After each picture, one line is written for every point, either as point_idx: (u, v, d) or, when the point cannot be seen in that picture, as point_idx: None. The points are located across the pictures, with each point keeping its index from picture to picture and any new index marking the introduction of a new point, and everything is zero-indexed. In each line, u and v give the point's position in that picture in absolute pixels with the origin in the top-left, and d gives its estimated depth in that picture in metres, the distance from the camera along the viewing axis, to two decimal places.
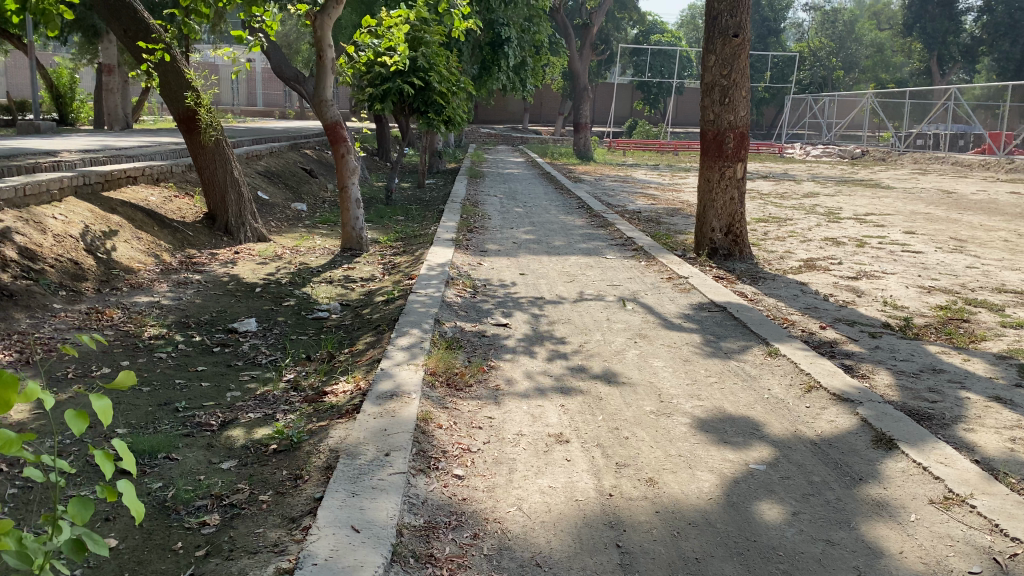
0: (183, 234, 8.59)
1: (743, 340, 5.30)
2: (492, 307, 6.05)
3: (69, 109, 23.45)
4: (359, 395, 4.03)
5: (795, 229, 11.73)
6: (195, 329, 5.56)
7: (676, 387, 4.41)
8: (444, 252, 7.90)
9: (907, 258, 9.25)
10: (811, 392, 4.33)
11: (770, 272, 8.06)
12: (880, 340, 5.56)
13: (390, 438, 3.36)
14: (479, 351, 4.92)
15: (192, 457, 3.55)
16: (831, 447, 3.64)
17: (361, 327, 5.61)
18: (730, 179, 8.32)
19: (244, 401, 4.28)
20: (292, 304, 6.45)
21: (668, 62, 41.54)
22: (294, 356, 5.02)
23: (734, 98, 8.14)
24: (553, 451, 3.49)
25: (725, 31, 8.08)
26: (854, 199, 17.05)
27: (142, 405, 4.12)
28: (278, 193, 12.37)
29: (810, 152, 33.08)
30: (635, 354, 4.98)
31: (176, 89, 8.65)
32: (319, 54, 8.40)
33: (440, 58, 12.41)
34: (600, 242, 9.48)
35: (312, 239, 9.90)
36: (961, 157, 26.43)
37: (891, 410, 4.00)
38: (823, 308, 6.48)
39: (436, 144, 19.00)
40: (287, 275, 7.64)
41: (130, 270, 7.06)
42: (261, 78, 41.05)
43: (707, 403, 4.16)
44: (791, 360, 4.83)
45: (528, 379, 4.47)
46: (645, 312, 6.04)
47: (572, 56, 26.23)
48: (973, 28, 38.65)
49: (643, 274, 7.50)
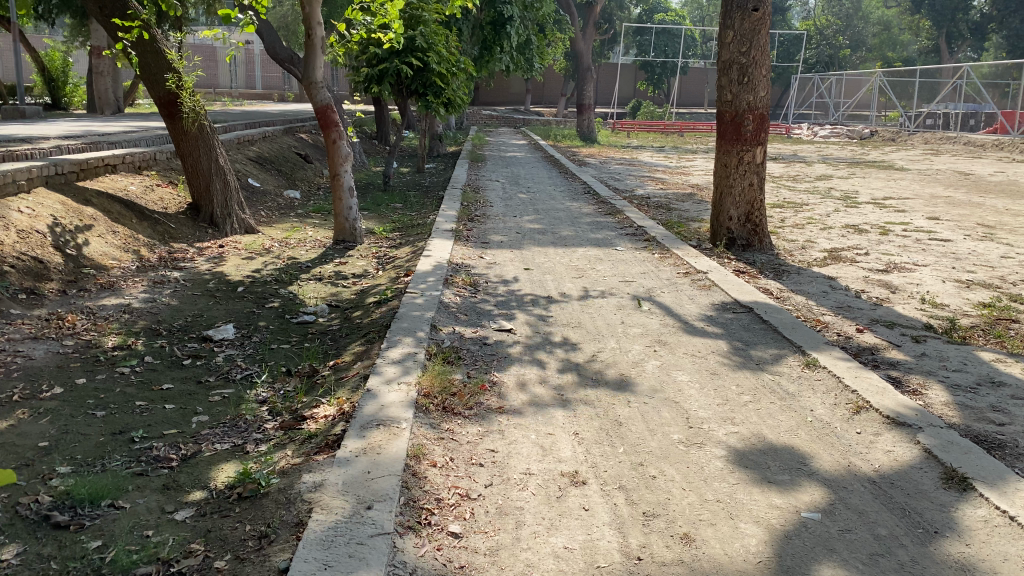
0: (164, 227, 8.03)
1: (776, 348, 4.75)
2: (494, 308, 5.49)
3: (61, 93, 22.76)
4: (342, 422, 3.50)
5: (812, 215, 11.17)
6: (165, 337, 5.01)
7: (705, 408, 3.84)
8: (443, 246, 7.33)
9: (937, 247, 8.68)
10: (859, 413, 3.78)
11: (794, 264, 7.49)
12: (925, 346, 5.00)
13: (373, 485, 2.83)
14: (480, 364, 4.36)
15: (145, 504, 3.01)
16: (894, 487, 3.09)
17: (349, 334, 5.06)
18: (748, 164, 7.74)
19: (211, 427, 3.73)
20: (276, 306, 5.89)
21: (673, 42, 40.72)
22: (272, 371, 4.47)
23: (753, 77, 7.54)
24: (567, 496, 2.96)
25: (744, 5, 7.47)
26: (868, 182, 16.49)
27: (93, 435, 3.58)
28: (270, 180, 11.82)
29: (817, 133, 32.40)
30: (655, 366, 4.42)
31: (156, 71, 8.04)
32: (308, 32, 7.79)
33: (439, 37, 11.81)
34: (609, 232, 8.93)
35: (302, 231, 9.31)
36: (973, 137, 25.71)
37: (957, 437, 3.46)
38: (856, 308, 5.91)
39: (436, 127, 18.40)
40: (274, 271, 7.08)
41: (102, 268, 6.50)
42: (260, 60, 40.30)
43: (743, 429, 3.61)
44: (832, 374, 4.27)
45: (534, 397, 3.91)
46: (663, 313, 5.49)
47: (576, 35, 25.52)
48: (982, 5, 37.81)
49: (658, 269, 6.94)
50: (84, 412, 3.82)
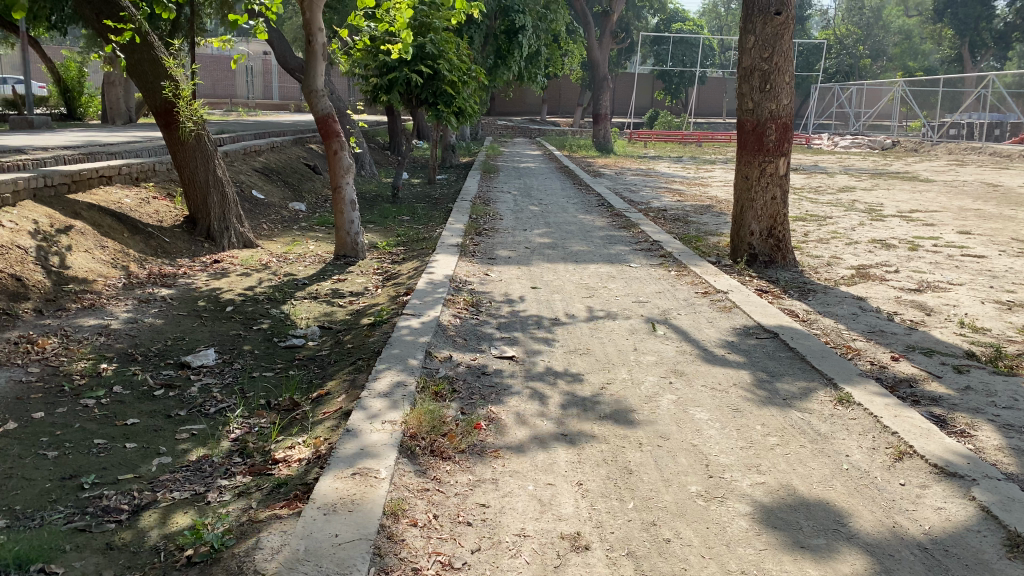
0: (157, 241, 7.70)
1: (804, 381, 4.30)
2: (495, 332, 5.07)
3: (77, 104, 22.63)
4: (315, 466, 3.10)
5: (836, 228, 10.71)
6: (139, 363, 4.65)
7: (727, 453, 3.41)
8: (447, 262, 6.96)
9: (971, 264, 8.18)
10: (902, 461, 3.33)
11: (819, 282, 7.04)
12: (969, 377, 4.53)
13: (339, 554, 2.42)
14: (477, 396, 3.94)
15: (81, 568, 2.63)
16: (950, 555, 2.65)
17: (337, 361, 4.66)
18: (771, 176, 7.30)
19: (172, 472, 3.34)
20: (265, 329, 5.52)
21: (691, 51, 40.31)
22: (249, 404, 4.08)
23: (776, 84, 7.11)
24: (566, 566, 2.54)
25: (766, 9, 7.06)
26: (893, 194, 15.95)
27: (39, 481, 3.20)
28: (275, 192, 11.50)
29: (838, 143, 31.76)
30: (670, 401, 3.99)
31: (152, 79, 7.72)
32: (308, 38, 7.46)
33: (450, 45, 11.49)
34: (623, 247, 8.51)
35: (303, 245, 8.97)
36: (999, 148, 25.02)
37: (1018, 492, 3.01)
38: (890, 332, 5.45)
39: (449, 138, 18.08)
40: (268, 289, 6.71)
41: (86, 286, 6.15)
42: (277, 70, 40.27)
43: (770, 479, 3.18)
44: (868, 413, 3.82)
45: (534, 439, 3.47)
46: (679, 339, 5.06)
47: (592, 44, 25.14)
48: (1006, 13, 37.17)
49: (674, 288, 6.52)
50: (35, 452, 3.45)
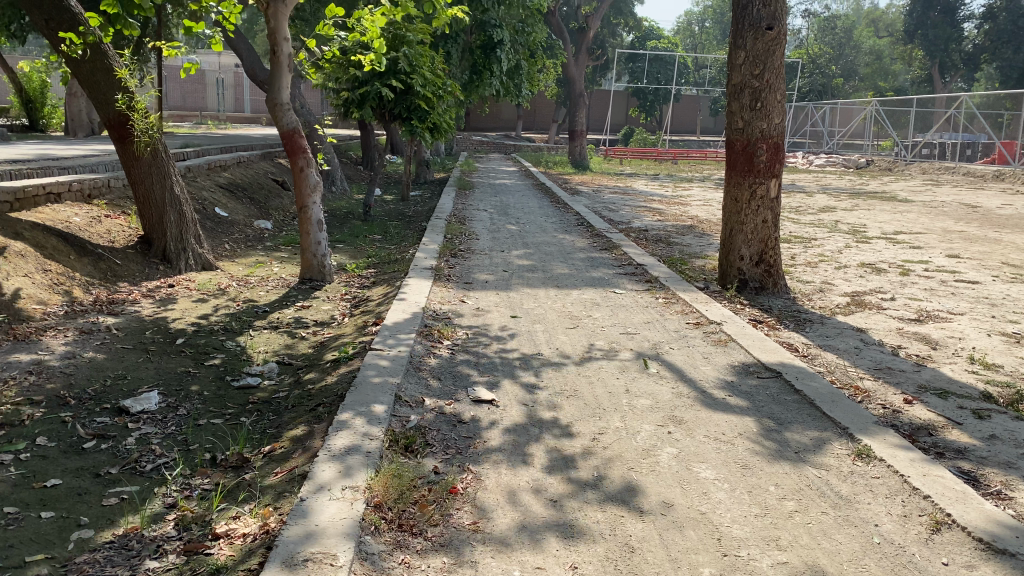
0: (108, 263, 7.14)
1: (816, 430, 3.88)
2: (472, 373, 4.60)
3: (40, 115, 21.96)
4: (261, 550, 2.62)
5: (822, 251, 10.37)
6: (72, 408, 4.12)
7: (739, 522, 2.97)
8: (421, 287, 6.49)
9: (967, 291, 7.86)
10: (939, 533, 2.91)
11: (814, 311, 6.66)
12: (992, 424, 4.13)
13: None
14: (452, 453, 3.47)
15: None
16: None
17: (295, 407, 4.17)
18: (761, 199, 6.91)
19: (95, 548, 2.83)
20: (218, 365, 5.00)
21: (666, 69, 40.37)
22: (191, 461, 3.58)
23: (767, 102, 6.73)
24: None
25: (757, 23, 6.69)
26: (874, 214, 15.71)
27: None
28: (240, 209, 10.97)
29: (813, 161, 31.77)
30: (670, 455, 3.55)
31: (104, 90, 7.18)
32: (273, 48, 6.96)
33: (424, 60, 11.08)
34: (607, 270, 8.09)
35: (266, 268, 8.44)
36: (972, 168, 25.00)
37: None
38: (898, 370, 5.05)
39: (423, 153, 17.64)
40: (225, 317, 6.20)
41: (22, 316, 5.57)
42: (249, 83, 39.67)
43: (794, 558, 2.74)
44: (892, 471, 3.40)
45: (519, 509, 3.00)
46: (674, 378, 4.63)
47: (569, 60, 24.79)
48: (974, 35, 37.46)
49: (663, 318, 6.09)
50: None
